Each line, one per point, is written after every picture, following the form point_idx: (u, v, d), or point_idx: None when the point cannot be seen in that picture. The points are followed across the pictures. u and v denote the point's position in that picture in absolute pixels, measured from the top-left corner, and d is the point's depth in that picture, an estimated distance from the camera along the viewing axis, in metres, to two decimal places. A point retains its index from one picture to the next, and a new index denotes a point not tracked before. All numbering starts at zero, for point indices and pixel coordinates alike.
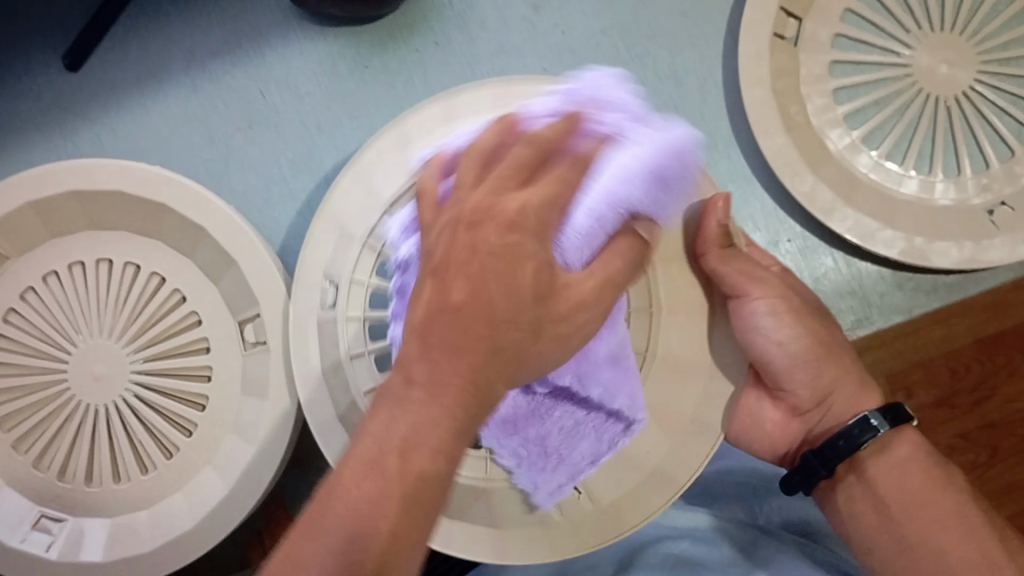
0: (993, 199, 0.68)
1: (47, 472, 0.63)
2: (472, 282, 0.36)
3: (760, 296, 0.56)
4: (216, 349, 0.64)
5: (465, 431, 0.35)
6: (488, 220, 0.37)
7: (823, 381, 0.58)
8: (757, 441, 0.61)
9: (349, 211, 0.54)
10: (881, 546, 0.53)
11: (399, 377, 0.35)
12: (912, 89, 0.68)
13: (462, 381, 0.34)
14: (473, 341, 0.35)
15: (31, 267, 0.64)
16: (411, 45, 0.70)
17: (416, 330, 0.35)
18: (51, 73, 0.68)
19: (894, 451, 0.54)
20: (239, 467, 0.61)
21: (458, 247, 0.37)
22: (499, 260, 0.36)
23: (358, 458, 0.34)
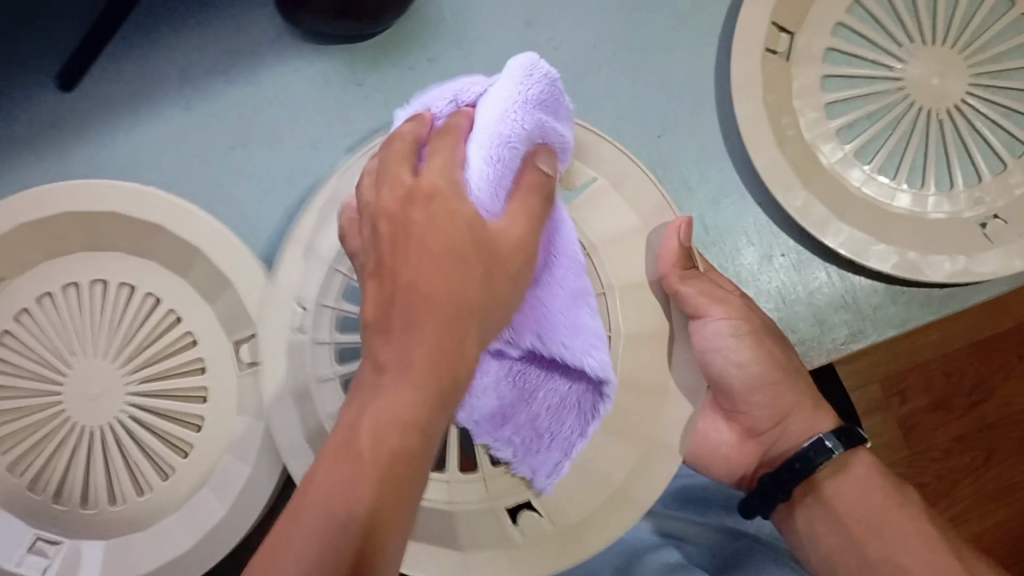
0: (986, 212, 0.68)
1: (43, 494, 0.63)
2: (429, 267, 0.42)
3: (721, 318, 0.58)
4: (211, 370, 0.64)
5: (433, 405, 0.40)
6: (434, 195, 0.43)
7: (780, 405, 0.60)
8: (716, 465, 0.65)
9: (316, 231, 0.57)
10: (841, 566, 0.55)
11: (368, 361, 0.42)
12: (904, 102, 0.68)
13: (425, 354, 0.40)
14: (426, 312, 0.41)
15: (25, 289, 0.64)
16: (403, 63, 0.70)
17: (376, 319, 0.42)
18: (43, 91, 0.68)
19: (851, 470, 0.56)
20: (236, 488, 0.61)
21: (409, 239, 0.43)
22: (430, 228, 0.43)
23: (339, 446, 0.39)
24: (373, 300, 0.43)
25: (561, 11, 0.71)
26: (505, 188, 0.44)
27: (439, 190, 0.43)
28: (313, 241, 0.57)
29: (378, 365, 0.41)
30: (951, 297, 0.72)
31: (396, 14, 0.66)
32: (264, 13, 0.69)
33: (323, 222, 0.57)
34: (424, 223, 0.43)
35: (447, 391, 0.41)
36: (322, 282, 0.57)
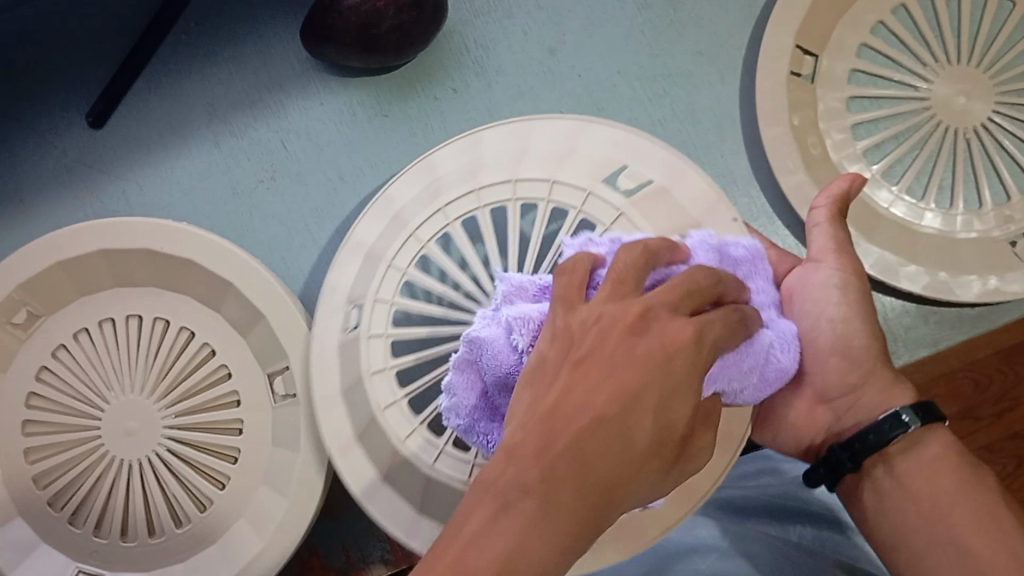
0: (1015, 231, 0.67)
1: (83, 528, 0.64)
2: (613, 384, 0.36)
3: (830, 266, 0.53)
4: (244, 402, 0.65)
5: (567, 558, 0.33)
6: (644, 342, 0.37)
7: (855, 370, 0.52)
8: (783, 435, 0.56)
9: (403, 203, 0.57)
10: (906, 548, 0.48)
11: (508, 478, 0.34)
12: (930, 122, 0.68)
13: (574, 499, 0.34)
14: (602, 460, 0.35)
15: (62, 325, 0.65)
16: (430, 94, 0.70)
17: (539, 424, 0.35)
18: (75, 131, 0.69)
19: (924, 449, 0.49)
20: (273, 520, 0.61)
21: (615, 351, 0.37)
22: (637, 352, 0.37)
23: (449, 558, 0.33)
24: (551, 397, 0.36)
25: (584, 39, 0.71)
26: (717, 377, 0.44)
27: (657, 319, 0.37)
28: (397, 217, 0.57)
29: (522, 483, 0.34)
30: (980, 318, 0.72)
31: (422, 46, 0.67)
32: (293, 49, 0.70)
33: (376, 229, 0.57)
34: (628, 348, 0.37)
35: (577, 545, 0.34)
36: (398, 248, 0.57)
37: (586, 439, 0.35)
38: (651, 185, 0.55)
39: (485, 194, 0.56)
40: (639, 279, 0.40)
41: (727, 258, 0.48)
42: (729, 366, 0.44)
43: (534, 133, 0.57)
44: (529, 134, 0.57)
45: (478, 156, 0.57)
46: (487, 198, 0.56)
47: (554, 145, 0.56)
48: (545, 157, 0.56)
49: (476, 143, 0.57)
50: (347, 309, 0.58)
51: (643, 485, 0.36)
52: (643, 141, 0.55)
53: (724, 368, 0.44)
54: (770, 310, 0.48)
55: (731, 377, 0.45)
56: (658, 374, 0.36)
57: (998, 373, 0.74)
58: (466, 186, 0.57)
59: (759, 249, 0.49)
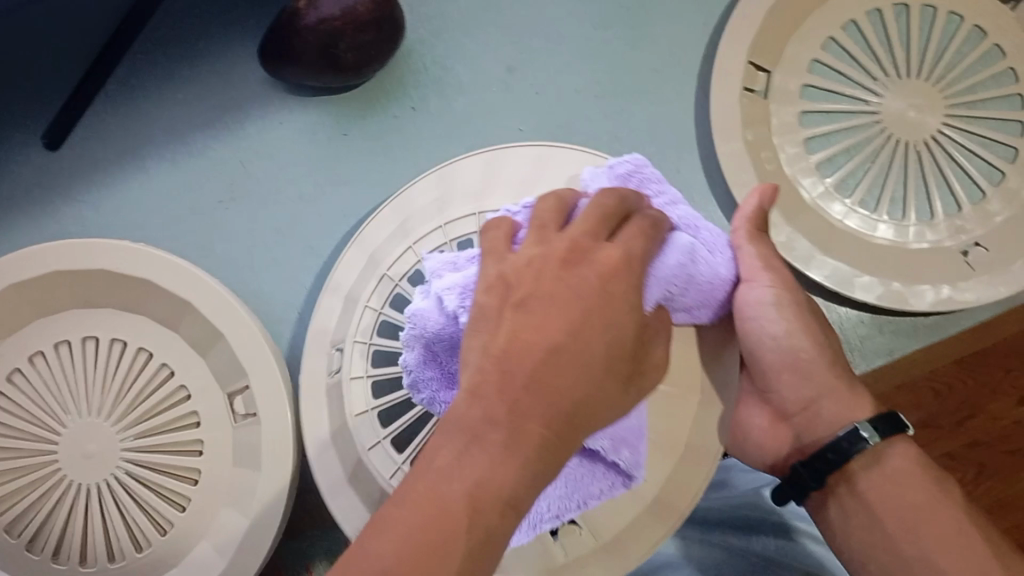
0: (967, 240, 0.69)
1: (41, 554, 0.63)
2: (562, 314, 0.39)
3: (765, 285, 0.52)
4: (206, 423, 0.64)
5: (532, 484, 0.37)
6: (579, 272, 0.41)
7: (812, 385, 0.53)
8: (750, 451, 0.57)
9: (378, 239, 0.60)
10: (876, 563, 0.49)
11: (475, 414, 0.38)
12: (881, 135, 0.69)
13: (537, 428, 0.37)
14: (561, 385, 0.38)
15: (17, 349, 0.64)
16: (388, 112, 0.70)
17: (498, 362, 0.39)
18: (31, 153, 0.69)
19: (887, 462, 0.49)
20: (235, 541, 0.61)
21: (553, 283, 0.40)
22: (575, 272, 0.41)
23: (422, 494, 0.36)
24: (502, 334, 0.39)
25: (542, 57, 0.72)
26: (662, 291, 0.45)
27: (592, 251, 0.41)
28: (372, 251, 0.60)
29: (487, 417, 0.37)
30: (937, 327, 0.71)
31: (380, 65, 0.67)
32: (251, 69, 0.70)
33: (355, 267, 0.60)
34: (566, 277, 0.40)
35: (542, 469, 0.38)
36: (374, 289, 0.59)
37: (543, 370, 0.38)
38: None
39: (455, 227, 0.59)
40: (558, 222, 0.44)
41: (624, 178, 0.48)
42: (664, 272, 0.45)
43: (501, 164, 0.60)
44: (495, 165, 0.60)
45: (447, 184, 0.60)
46: (456, 229, 0.59)
47: (520, 175, 0.60)
48: (510, 189, 0.60)
49: (446, 177, 0.60)
50: (331, 351, 0.60)
51: (605, 403, 0.40)
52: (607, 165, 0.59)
53: (659, 277, 0.45)
54: (683, 218, 0.48)
55: (669, 287, 0.46)
56: (601, 299, 0.40)
57: (958, 382, 0.77)
58: (436, 220, 0.59)
59: (642, 159, 0.49)
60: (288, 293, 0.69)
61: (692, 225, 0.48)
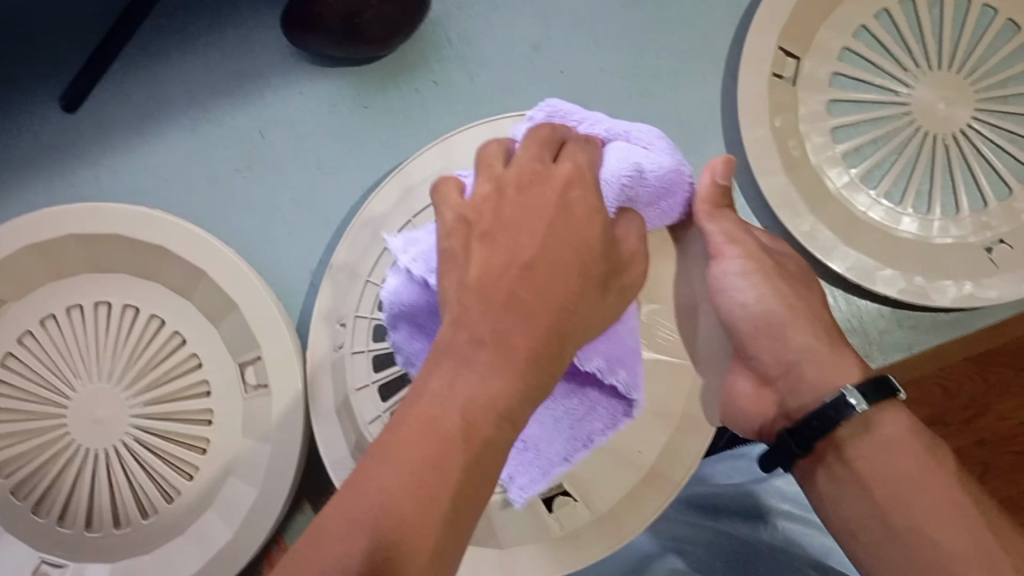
0: (991, 237, 0.67)
1: (48, 517, 0.63)
2: (538, 227, 0.38)
3: (732, 258, 0.51)
4: (216, 392, 0.64)
5: (529, 397, 0.35)
6: (532, 192, 0.39)
7: (792, 346, 0.51)
8: (739, 422, 0.55)
9: (381, 217, 0.60)
10: (865, 532, 0.48)
11: (460, 337, 0.36)
12: (911, 127, 0.68)
13: (523, 341, 0.35)
14: (541, 293, 0.36)
15: (30, 310, 0.64)
16: (410, 85, 0.69)
17: (478, 284, 0.37)
18: (49, 114, 0.68)
19: (876, 430, 0.47)
20: (242, 508, 0.60)
21: (513, 208, 0.39)
22: (521, 196, 0.39)
23: (419, 416, 0.34)
24: (478, 261, 0.38)
25: (567, 35, 0.71)
26: (626, 198, 0.43)
27: (540, 173, 0.39)
28: (372, 222, 0.60)
29: (470, 337, 0.35)
30: (956, 323, 0.72)
31: (404, 38, 0.66)
32: (274, 36, 0.69)
33: (360, 243, 0.60)
34: (523, 197, 0.39)
35: (533, 382, 0.35)
36: (374, 264, 0.59)
37: (517, 287, 0.36)
38: None
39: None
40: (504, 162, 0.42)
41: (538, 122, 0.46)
42: (615, 179, 0.43)
43: (499, 139, 0.59)
44: (495, 141, 0.59)
45: (446, 161, 0.60)
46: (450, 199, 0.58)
47: None
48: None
49: (447, 149, 0.60)
50: (333, 325, 0.60)
51: (591, 308, 0.39)
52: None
53: (611, 182, 0.43)
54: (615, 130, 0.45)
55: (628, 194, 0.43)
56: (558, 210, 0.38)
57: (969, 379, 0.75)
58: (435, 194, 0.59)
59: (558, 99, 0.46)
60: (301, 264, 0.69)
61: (625, 134, 0.45)
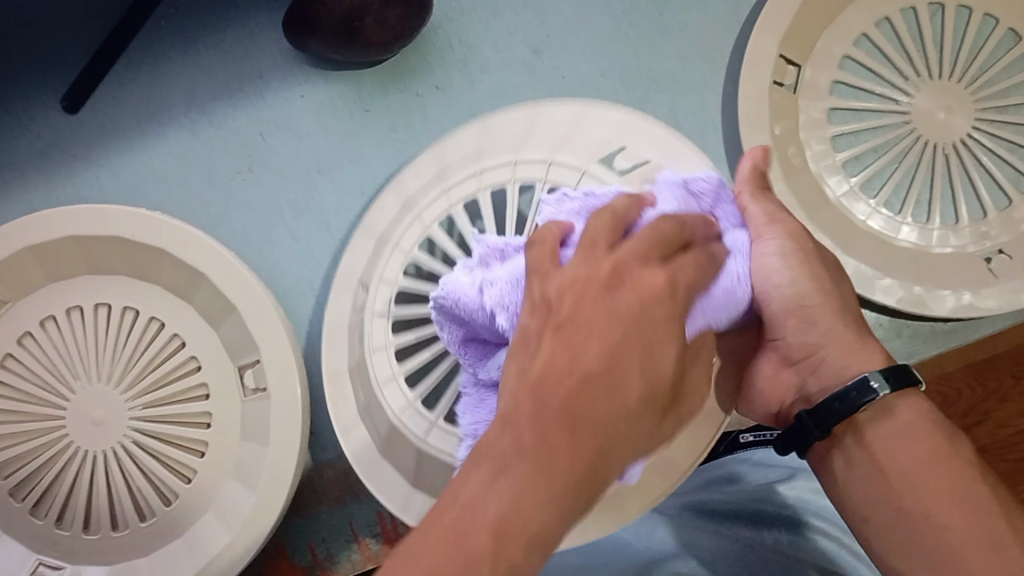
0: (991, 247, 0.68)
1: (46, 520, 0.63)
2: (600, 341, 0.37)
3: (771, 242, 0.48)
4: (214, 395, 0.64)
5: (565, 519, 0.34)
6: (618, 295, 0.38)
7: (816, 335, 0.48)
8: (756, 402, 0.53)
9: (389, 205, 0.60)
10: (876, 517, 0.45)
11: (504, 443, 0.35)
12: (910, 137, 0.68)
13: (567, 460, 0.34)
14: (594, 416, 0.35)
15: (29, 311, 0.64)
16: (411, 89, 0.69)
17: (535, 387, 0.36)
18: (49, 115, 0.68)
19: (897, 416, 0.45)
20: (239, 516, 0.60)
21: (592, 310, 0.38)
22: (612, 296, 0.38)
23: (453, 517, 0.33)
24: (546, 359, 0.37)
25: (569, 39, 0.71)
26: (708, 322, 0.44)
27: (630, 277, 0.39)
28: (406, 196, 0.60)
29: (516, 447, 0.34)
30: (955, 333, 0.73)
31: (405, 42, 0.66)
32: (276, 39, 0.69)
33: (375, 213, 0.60)
34: (603, 301, 0.38)
35: (572, 509, 0.34)
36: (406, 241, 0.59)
37: (572, 402, 0.35)
38: (650, 167, 0.57)
39: (491, 174, 0.58)
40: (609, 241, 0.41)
41: (683, 194, 0.48)
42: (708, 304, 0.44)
43: (541, 120, 0.59)
44: (535, 120, 0.59)
45: (482, 141, 0.59)
46: (491, 180, 0.58)
47: (559, 134, 0.59)
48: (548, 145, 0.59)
49: (486, 130, 0.60)
50: (356, 290, 0.60)
51: (640, 436, 0.37)
52: (646, 123, 0.57)
53: (704, 309, 0.43)
54: (735, 243, 0.47)
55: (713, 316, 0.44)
56: (631, 324, 0.37)
57: (968, 388, 0.75)
58: (473, 168, 0.59)
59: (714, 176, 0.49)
60: (301, 266, 0.69)
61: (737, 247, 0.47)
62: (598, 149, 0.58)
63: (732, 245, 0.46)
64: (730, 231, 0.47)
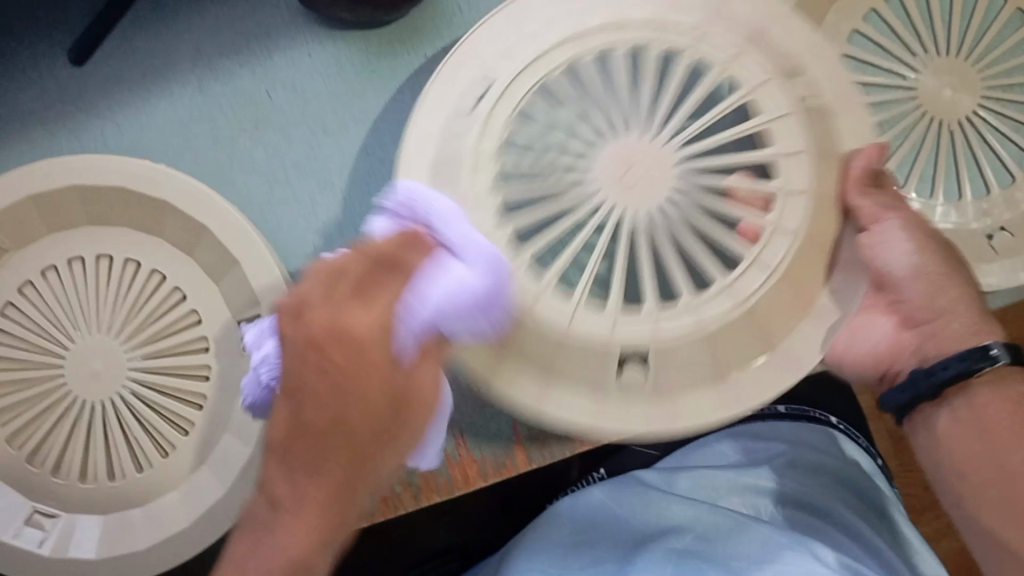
0: (992, 224, 0.68)
1: (41, 468, 0.63)
2: (328, 401, 0.43)
3: (893, 224, 0.54)
4: (215, 349, 0.64)
5: (325, 544, 0.44)
6: (327, 358, 0.43)
7: (941, 302, 0.54)
8: (857, 357, 0.56)
9: (492, 54, 0.53)
10: (973, 473, 0.52)
11: (270, 495, 0.44)
12: (916, 113, 0.68)
13: (318, 497, 0.43)
14: (330, 456, 0.43)
15: (31, 260, 0.64)
16: (419, 52, 0.70)
17: (285, 445, 0.44)
18: (57, 67, 0.68)
19: (1010, 385, 0.51)
20: (235, 469, 0.60)
21: (314, 373, 0.43)
22: (327, 366, 0.43)
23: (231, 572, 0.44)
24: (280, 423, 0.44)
25: None
26: (421, 339, 0.45)
27: (339, 331, 0.43)
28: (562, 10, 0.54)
29: (292, 496, 0.44)
30: None
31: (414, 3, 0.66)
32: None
33: (485, 54, 0.53)
34: (319, 363, 0.43)
35: (330, 538, 0.44)
36: (495, 90, 0.53)
37: (310, 453, 0.43)
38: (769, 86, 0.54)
39: (665, 38, 0.54)
40: (323, 291, 0.44)
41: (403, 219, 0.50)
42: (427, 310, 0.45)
43: None
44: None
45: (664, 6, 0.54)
46: (666, 40, 0.54)
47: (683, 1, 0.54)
48: (681, 37, 0.54)
49: None
50: (475, 82, 0.53)
51: (381, 435, 0.44)
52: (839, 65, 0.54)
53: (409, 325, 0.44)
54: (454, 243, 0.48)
55: (426, 331, 0.45)
56: (344, 377, 0.42)
57: None
58: (573, 31, 0.53)
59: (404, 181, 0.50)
60: (303, 226, 0.69)
61: (462, 251, 0.48)
62: (780, 60, 0.54)
63: (453, 247, 0.48)
64: (443, 232, 0.48)
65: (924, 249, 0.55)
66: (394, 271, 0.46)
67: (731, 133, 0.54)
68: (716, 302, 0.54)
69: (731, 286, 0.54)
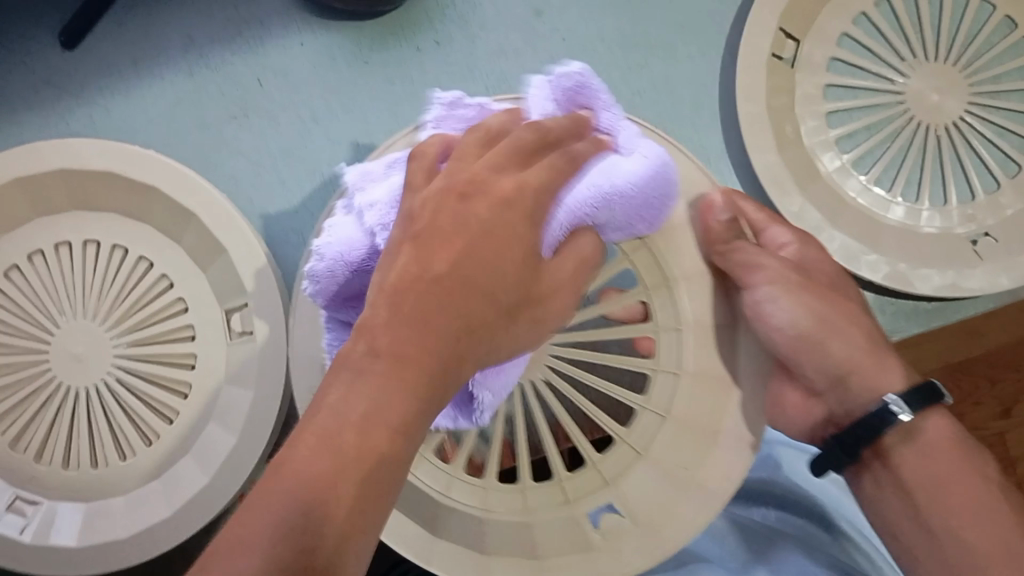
0: (977, 229, 0.69)
1: (25, 454, 0.62)
2: (453, 243, 0.37)
3: (766, 281, 0.51)
4: (200, 337, 0.64)
5: (422, 408, 0.34)
6: (471, 205, 0.38)
7: (835, 359, 0.52)
8: (792, 428, 0.56)
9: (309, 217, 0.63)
10: (903, 532, 0.50)
11: (358, 349, 0.34)
12: (903, 117, 0.69)
13: (422, 356, 0.34)
14: (452, 310, 0.35)
15: (16, 244, 0.63)
16: (412, 44, 0.70)
17: (391, 293, 0.35)
18: (48, 50, 0.68)
19: (921, 436, 0.50)
20: (218, 458, 0.60)
21: (446, 217, 0.37)
22: (456, 217, 0.37)
23: (313, 434, 0.32)
24: (394, 270, 0.36)
25: (569, 4, 0.71)
26: (567, 241, 0.41)
27: (484, 182, 0.38)
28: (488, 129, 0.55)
29: (368, 349, 0.34)
30: (936, 312, 0.74)
31: None
32: None
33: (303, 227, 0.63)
34: (451, 209, 0.38)
35: (428, 396, 0.34)
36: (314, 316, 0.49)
37: (420, 302, 0.35)
38: None
39: None
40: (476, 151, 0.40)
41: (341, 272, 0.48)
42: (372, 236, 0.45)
43: None
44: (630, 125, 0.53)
45: None
46: None
47: None
48: None
49: None
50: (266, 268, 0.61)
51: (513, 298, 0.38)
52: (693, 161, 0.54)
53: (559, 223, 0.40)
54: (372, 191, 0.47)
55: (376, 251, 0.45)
56: (479, 232, 0.37)
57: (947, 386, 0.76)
58: None
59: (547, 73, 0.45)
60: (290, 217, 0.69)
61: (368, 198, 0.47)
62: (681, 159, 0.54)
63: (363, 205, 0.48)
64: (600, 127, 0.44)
65: (810, 307, 0.52)
66: (559, 144, 0.41)
67: (607, 307, 0.54)
68: (648, 432, 0.54)
69: (648, 408, 0.54)
